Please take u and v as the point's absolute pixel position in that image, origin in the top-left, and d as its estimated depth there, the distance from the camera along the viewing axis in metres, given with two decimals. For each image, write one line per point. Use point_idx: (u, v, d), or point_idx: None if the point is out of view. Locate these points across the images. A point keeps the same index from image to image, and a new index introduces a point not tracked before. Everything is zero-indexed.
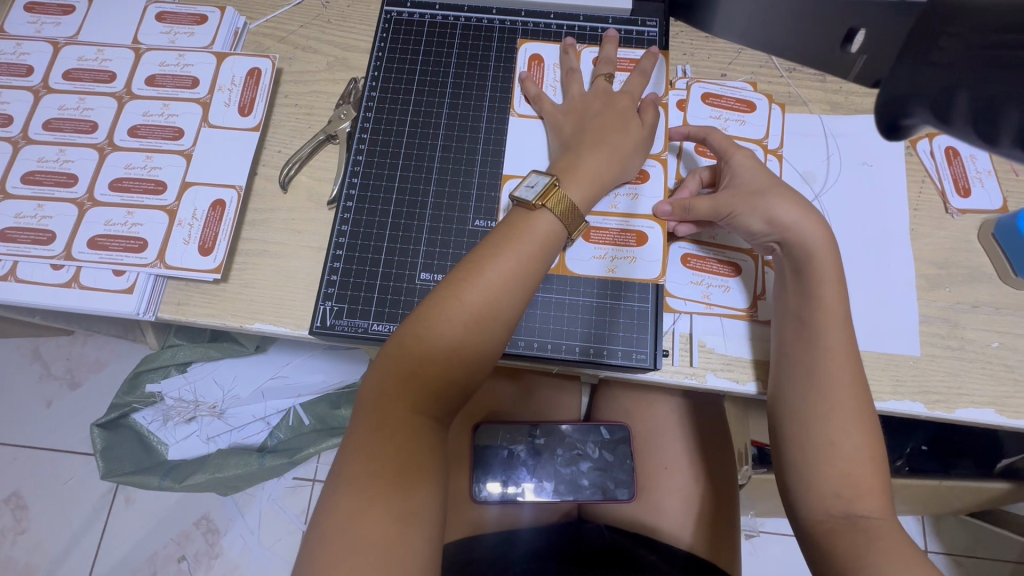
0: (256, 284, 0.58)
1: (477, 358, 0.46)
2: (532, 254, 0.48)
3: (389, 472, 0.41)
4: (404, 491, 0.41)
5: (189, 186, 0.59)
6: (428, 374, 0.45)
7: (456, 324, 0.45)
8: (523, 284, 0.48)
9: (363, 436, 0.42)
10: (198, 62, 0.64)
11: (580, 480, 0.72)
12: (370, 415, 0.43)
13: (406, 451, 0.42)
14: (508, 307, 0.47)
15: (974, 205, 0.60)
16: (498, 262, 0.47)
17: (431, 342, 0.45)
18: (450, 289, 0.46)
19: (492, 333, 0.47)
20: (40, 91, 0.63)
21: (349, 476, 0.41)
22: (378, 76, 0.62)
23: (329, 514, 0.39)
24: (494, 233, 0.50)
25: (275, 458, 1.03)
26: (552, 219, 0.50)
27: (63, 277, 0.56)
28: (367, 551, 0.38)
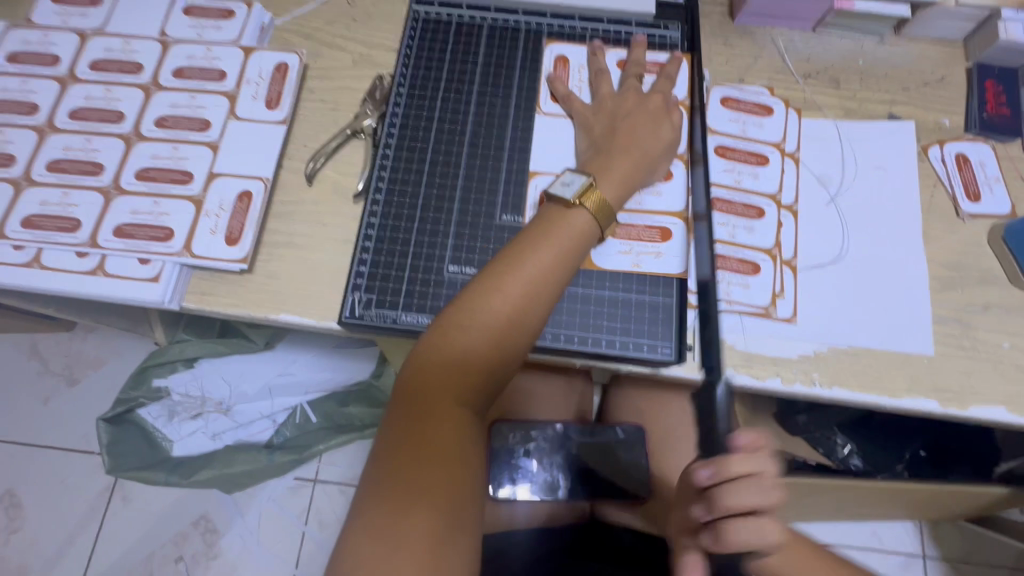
0: (282, 275, 0.58)
1: (515, 350, 0.47)
2: (568, 250, 0.49)
3: (431, 458, 0.41)
4: (446, 479, 0.41)
5: (216, 177, 0.60)
6: (468, 365, 0.45)
7: (496, 317, 0.46)
8: (559, 277, 0.49)
9: (405, 423, 0.43)
10: (226, 56, 0.65)
11: (593, 478, 0.73)
12: (413, 404, 0.44)
13: (449, 440, 0.42)
14: (544, 302, 0.48)
15: (984, 209, 0.62)
16: (535, 257, 0.48)
17: (471, 332, 0.45)
18: (489, 282, 0.47)
19: (529, 326, 0.47)
20: (66, 81, 0.63)
21: (391, 461, 0.41)
22: (406, 73, 0.63)
23: (372, 500, 0.40)
24: (527, 229, 0.50)
25: (284, 455, 1.06)
26: (588, 218, 0.51)
27: (88, 264, 0.56)
28: (414, 534, 0.38)
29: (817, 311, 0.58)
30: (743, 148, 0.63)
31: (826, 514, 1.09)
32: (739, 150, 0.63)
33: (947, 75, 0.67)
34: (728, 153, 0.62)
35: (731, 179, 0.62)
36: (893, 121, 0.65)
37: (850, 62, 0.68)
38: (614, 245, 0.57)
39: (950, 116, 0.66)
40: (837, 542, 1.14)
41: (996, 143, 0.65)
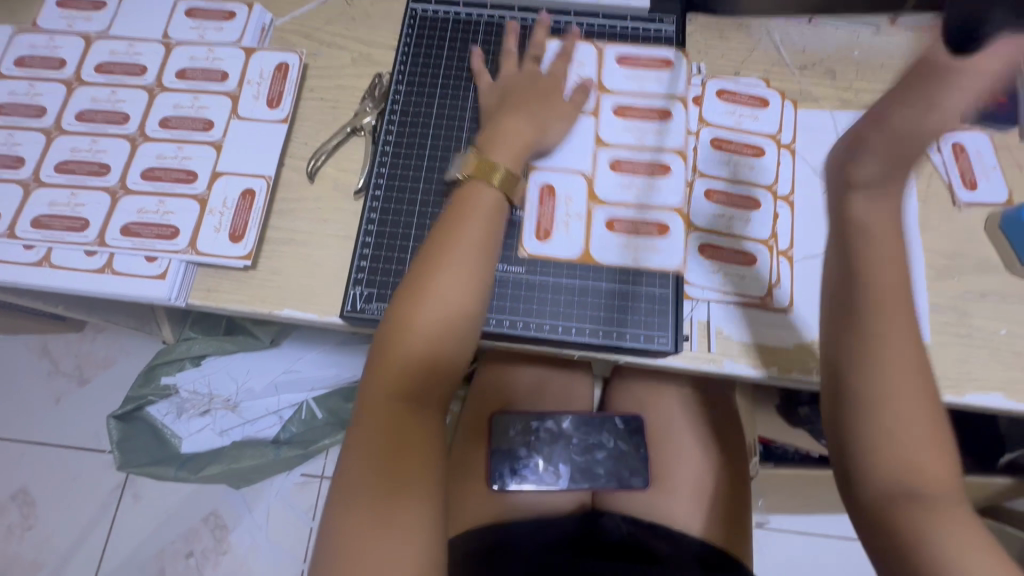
0: (285, 271, 0.59)
1: (458, 338, 0.47)
2: (484, 234, 0.50)
3: (383, 454, 0.43)
4: (404, 473, 0.43)
5: (219, 176, 0.61)
6: (409, 360, 0.46)
7: (427, 308, 0.47)
8: (481, 259, 0.49)
9: (358, 425, 0.45)
10: (228, 56, 0.66)
11: (595, 468, 0.75)
12: (367, 404, 0.45)
13: (406, 430, 0.44)
14: (478, 287, 0.48)
15: (981, 198, 0.62)
16: (455, 247, 0.49)
17: (410, 329, 0.46)
18: (418, 278, 0.48)
19: (467, 308, 0.48)
20: (73, 84, 0.65)
21: (350, 463, 0.43)
22: (404, 70, 0.64)
23: (338, 501, 0.42)
24: (440, 218, 0.51)
25: (291, 449, 1.07)
26: (494, 192, 0.52)
27: (96, 263, 0.58)
28: (376, 527, 0.40)
29: (814, 300, 0.58)
30: (739, 140, 0.63)
31: (829, 505, 1.10)
32: (736, 143, 0.63)
33: None
34: (723, 146, 0.63)
35: (727, 171, 0.62)
36: None
37: (846, 52, 0.68)
38: (610, 238, 0.58)
39: None
40: (841, 533, 1.14)
41: (993, 132, 0.65)
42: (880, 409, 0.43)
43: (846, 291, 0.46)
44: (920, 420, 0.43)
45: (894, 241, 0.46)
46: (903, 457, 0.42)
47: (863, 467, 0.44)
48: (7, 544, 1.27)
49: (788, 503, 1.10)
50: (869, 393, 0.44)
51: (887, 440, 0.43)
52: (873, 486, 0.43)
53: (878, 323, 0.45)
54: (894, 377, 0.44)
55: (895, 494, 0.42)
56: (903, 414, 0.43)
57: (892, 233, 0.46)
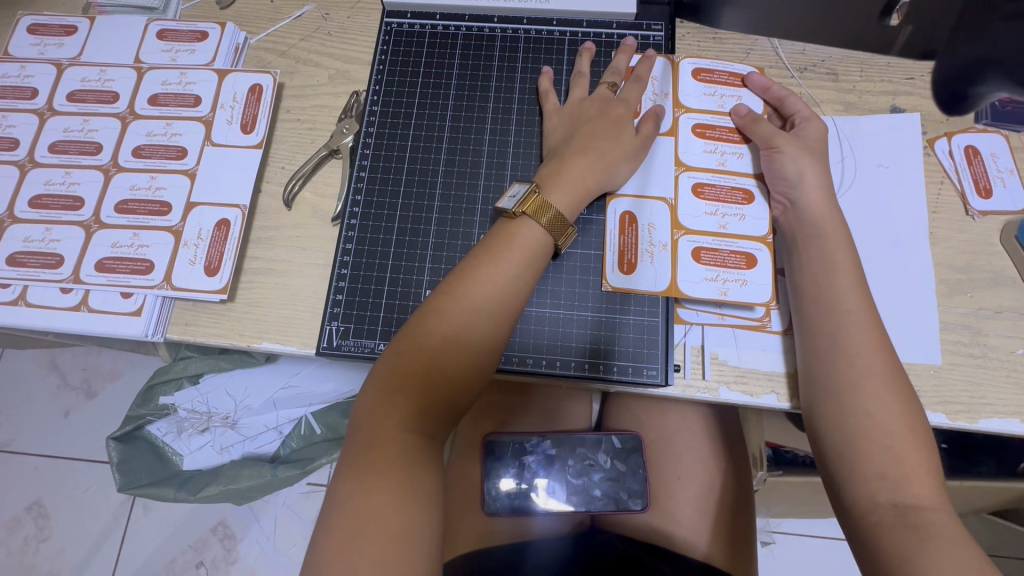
0: (263, 303, 0.57)
1: (462, 372, 0.45)
2: (520, 263, 0.48)
3: (382, 489, 0.40)
4: (392, 510, 0.39)
5: (194, 206, 0.59)
6: (412, 393, 0.44)
7: (441, 340, 0.45)
8: (508, 293, 0.47)
9: (355, 456, 0.42)
10: (200, 79, 0.64)
11: (592, 490, 0.71)
12: (362, 435, 0.43)
13: (400, 469, 0.41)
14: (493, 320, 0.46)
15: (996, 205, 0.58)
16: (491, 272, 0.47)
17: (413, 359, 0.44)
18: (434, 305, 0.46)
19: (479, 344, 0.46)
20: (45, 114, 0.63)
21: (343, 495, 0.40)
22: (380, 89, 0.61)
23: (325, 537, 0.38)
24: (479, 245, 0.50)
25: (288, 469, 1.02)
26: (537, 230, 0.49)
27: (72, 300, 0.57)
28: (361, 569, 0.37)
29: None
30: (723, 124, 0.59)
31: None
32: (719, 129, 0.59)
33: None
34: (708, 132, 0.59)
35: (714, 161, 0.58)
36: (896, 113, 0.61)
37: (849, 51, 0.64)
38: (597, 260, 0.55)
39: None
40: None
41: (1009, 132, 0.60)
42: (856, 415, 0.46)
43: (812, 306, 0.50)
44: (893, 425, 0.45)
45: (840, 256, 0.51)
46: (881, 460, 0.45)
47: (849, 477, 0.46)
48: (22, 557, 1.29)
49: (796, 510, 1.07)
50: (837, 398, 0.47)
51: (866, 447, 0.45)
52: (855, 494, 0.45)
53: (841, 329, 0.49)
54: (864, 385, 0.47)
55: (888, 506, 0.43)
56: (880, 418, 0.46)
57: (836, 251, 0.51)
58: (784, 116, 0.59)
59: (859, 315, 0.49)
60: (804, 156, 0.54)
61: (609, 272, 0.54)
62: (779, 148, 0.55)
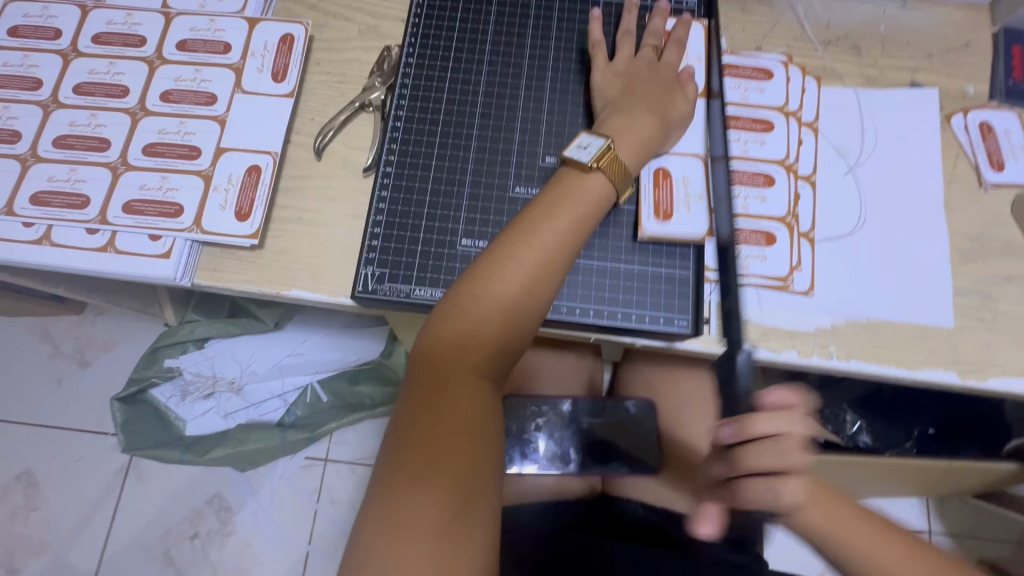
0: (293, 250, 0.57)
1: (529, 321, 0.46)
2: (587, 219, 0.49)
3: (452, 431, 0.41)
4: (464, 451, 0.40)
5: (224, 152, 0.59)
6: (482, 336, 0.45)
7: (508, 285, 0.45)
8: (572, 245, 0.48)
9: (424, 392, 0.42)
10: (230, 27, 0.63)
11: (609, 452, 0.72)
12: (429, 372, 0.43)
13: (468, 406, 0.42)
14: (559, 272, 0.47)
15: (1008, 179, 0.60)
16: (559, 223, 0.47)
17: (485, 302, 0.45)
18: (502, 250, 0.46)
19: (546, 292, 0.47)
20: (69, 55, 0.62)
21: (413, 432, 0.41)
22: (415, 42, 0.61)
23: (396, 464, 0.40)
24: (544, 194, 0.50)
25: (296, 433, 1.03)
26: (605, 182, 0.50)
27: (98, 241, 0.56)
28: (437, 497, 0.39)
29: (835, 285, 0.57)
30: (756, 89, 0.62)
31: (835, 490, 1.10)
32: (744, 116, 0.61)
33: (971, 41, 0.66)
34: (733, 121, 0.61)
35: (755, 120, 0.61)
36: (916, 89, 0.63)
37: (872, 26, 0.65)
38: (634, 213, 0.55)
39: (974, 83, 0.64)
40: None
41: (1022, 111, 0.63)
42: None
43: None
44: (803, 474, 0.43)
45: None
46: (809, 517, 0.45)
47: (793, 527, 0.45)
48: (13, 525, 1.27)
49: None
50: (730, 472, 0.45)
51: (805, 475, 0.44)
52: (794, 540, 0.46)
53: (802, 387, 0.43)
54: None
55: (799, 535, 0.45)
56: (784, 488, 0.42)
57: None
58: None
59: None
60: None
61: (646, 220, 0.54)
62: None
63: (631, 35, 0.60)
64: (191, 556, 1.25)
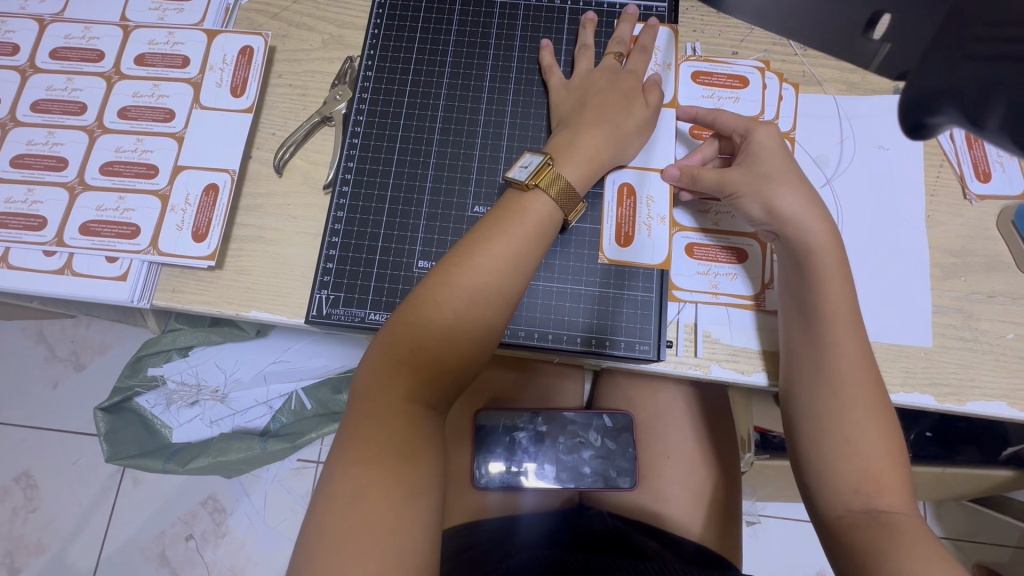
0: (252, 270, 0.56)
1: (470, 345, 0.45)
2: (531, 239, 0.47)
3: (383, 460, 0.40)
4: (400, 482, 0.39)
5: (181, 170, 0.58)
6: (418, 364, 0.43)
7: (444, 312, 0.44)
8: (513, 267, 0.46)
9: (356, 424, 0.41)
10: (189, 40, 0.62)
11: (581, 467, 0.71)
12: (363, 403, 0.42)
13: (402, 436, 0.41)
14: (502, 294, 0.46)
15: (994, 190, 0.58)
16: (500, 245, 0.46)
17: (420, 330, 0.44)
18: (439, 275, 0.45)
19: (486, 316, 0.45)
20: (27, 71, 0.61)
21: (345, 463, 0.39)
22: (374, 54, 0.59)
23: (325, 501, 0.38)
24: (488, 215, 0.48)
25: (277, 442, 1.02)
26: (546, 201, 0.48)
27: (55, 263, 0.56)
28: (364, 535, 0.37)
29: None
30: (727, 101, 0.60)
31: None
32: None
33: None
34: (699, 132, 0.58)
35: None
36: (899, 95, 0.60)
37: None
38: (596, 233, 0.54)
39: None
40: None
41: None
42: (831, 424, 0.46)
43: (799, 268, 0.49)
44: (875, 455, 0.44)
45: (831, 256, 0.48)
46: (855, 464, 0.45)
47: (818, 480, 0.46)
48: (11, 526, 1.29)
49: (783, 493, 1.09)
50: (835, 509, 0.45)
51: (843, 470, 0.45)
52: (827, 500, 0.46)
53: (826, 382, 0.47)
54: (840, 323, 0.47)
55: (859, 510, 0.44)
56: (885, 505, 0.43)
57: (827, 250, 0.48)
58: (726, 135, 0.56)
59: (818, 234, 0.49)
60: (765, 191, 0.50)
61: (607, 245, 0.54)
62: (735, 193, 0.52)
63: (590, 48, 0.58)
64: (185, 558, 1.26)
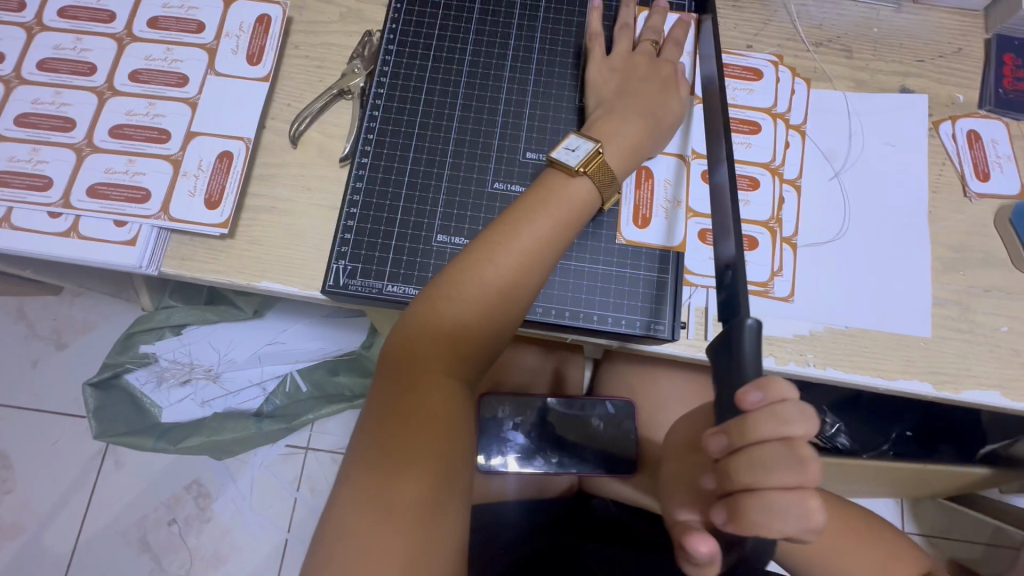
0: (264, 241, 0.56)
1: (504, 323, 0.46)
2: (570, 222, 0.48)
3: (423, 434, 0.40)
4: (436, 453, 0.40)
5: (194, 136, 0.57)
6: (454, 339, 0.44)
7: (486, 291, 0.44)
8: (553, 250, 0.47)
9: (395, 396, 0.41)
10: (204, 5, 0.61)
11: (582, 452, 0.69)
12: (401, 375, 0.42)
13: (440, 411, 0.41)
14: (539, 275, 0.47)
15: (992, 190, 0.60)
16: (542, 228, 0.46)
17: (460, 306, 0.44)
18: (481, 253, 0.45)
19: (523, 297, 0.46)
20: (34, 29, 0.59)
21: (384, 434, 0.40)
22: (396, 28, 0.59)
23: (364, 470, 0.39)
24: (527, 194, 0.49)
25: (273, 424, 1.01)
26: (590, 189, 0.49)
27: (61, 225, 0.54)
28: (406, 504, 0.38)
29: (816, 293, 0.56)
30: (743, 92, 0.61)
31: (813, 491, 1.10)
32: (729, 118, 0.60)
33: (963, 47, 0.64)
34: None
35: (738, 127, 0.60)
36: (906, 94, 0.62)
37: (864, 30, 0.64)
38: (615, 214, 0.55)
39: (964, 90, 0.63)
40: None
41: (1010, 120, 0.62)
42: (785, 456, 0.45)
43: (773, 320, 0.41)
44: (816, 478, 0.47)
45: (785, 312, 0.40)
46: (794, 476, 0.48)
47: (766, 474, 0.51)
48: None
49: None
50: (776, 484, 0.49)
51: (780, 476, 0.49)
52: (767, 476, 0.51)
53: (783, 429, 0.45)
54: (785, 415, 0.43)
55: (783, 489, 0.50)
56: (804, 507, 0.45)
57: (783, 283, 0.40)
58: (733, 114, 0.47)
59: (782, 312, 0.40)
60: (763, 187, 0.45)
61: (624, 226, 0.55)
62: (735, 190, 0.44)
63: (629, 27, 0.58)
64: (167, 542, 1.24)
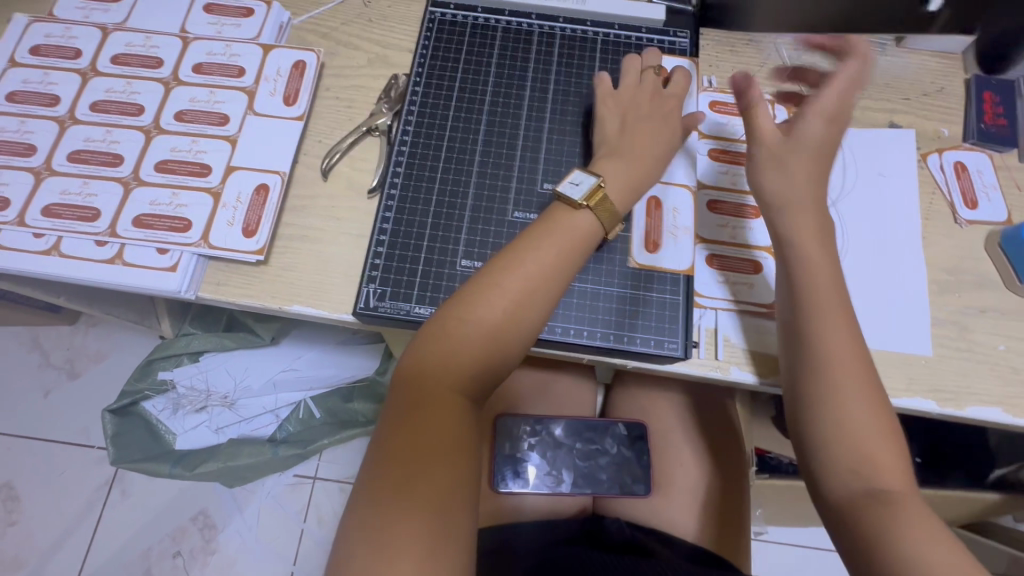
0: (296, 267, 0.59)
1: (510, 346, 0.48)
2: (571, 251, 0.51)
3: (432, 449, 0.42)
4: (444, 467, 0.42)
5: (234, 170, 0.61)
6: (464, 357, 0.46)
7: (492, 314, 0.47)
8: (557, 276, 0.50)
9: (405, 413, 0.44)
10: (245, 52, 0.66)
11: (598, 474, 0.72)
12: (412, 394, 0.45)
13: (449, 428, 0.43)
14: (543, 299, 0.49)
15: (981, 216, 0.64)
16: (545, 255, 0.50)
17: (468, 327, 0.47)
18: (489, 279, 0.48)
19: (528, 320, 0.48)
20: (88, 74, 0.65)
21: (394, 450, 0.42)
22: (421, 71, 0.64)
23: (373, 484, 0.41)
24: (532, 225, 0.52)
25: (288, 449, 1.05)
26: (592, 220, 0.53)
27: (107, 253, 0.58)
28: (412, 518, 0.39)
29: None
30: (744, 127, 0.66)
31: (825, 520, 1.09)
32: (732, 151, 0.65)
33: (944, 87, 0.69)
34: (721, 155, 0.64)
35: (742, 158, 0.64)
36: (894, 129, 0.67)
37: None
38: (626, 240, 0.58)
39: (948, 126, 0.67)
40: None
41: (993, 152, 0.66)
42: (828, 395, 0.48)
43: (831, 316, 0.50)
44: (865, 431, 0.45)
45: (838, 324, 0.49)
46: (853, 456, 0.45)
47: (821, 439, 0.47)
48: None
49: (784, 517, 1.09)
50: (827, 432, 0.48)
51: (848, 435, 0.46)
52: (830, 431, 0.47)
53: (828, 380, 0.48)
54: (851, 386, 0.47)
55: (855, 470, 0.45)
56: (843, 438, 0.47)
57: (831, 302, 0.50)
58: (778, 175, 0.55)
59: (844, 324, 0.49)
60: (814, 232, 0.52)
61: (636, 250, 0.58)
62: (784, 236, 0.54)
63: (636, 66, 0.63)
64: None
